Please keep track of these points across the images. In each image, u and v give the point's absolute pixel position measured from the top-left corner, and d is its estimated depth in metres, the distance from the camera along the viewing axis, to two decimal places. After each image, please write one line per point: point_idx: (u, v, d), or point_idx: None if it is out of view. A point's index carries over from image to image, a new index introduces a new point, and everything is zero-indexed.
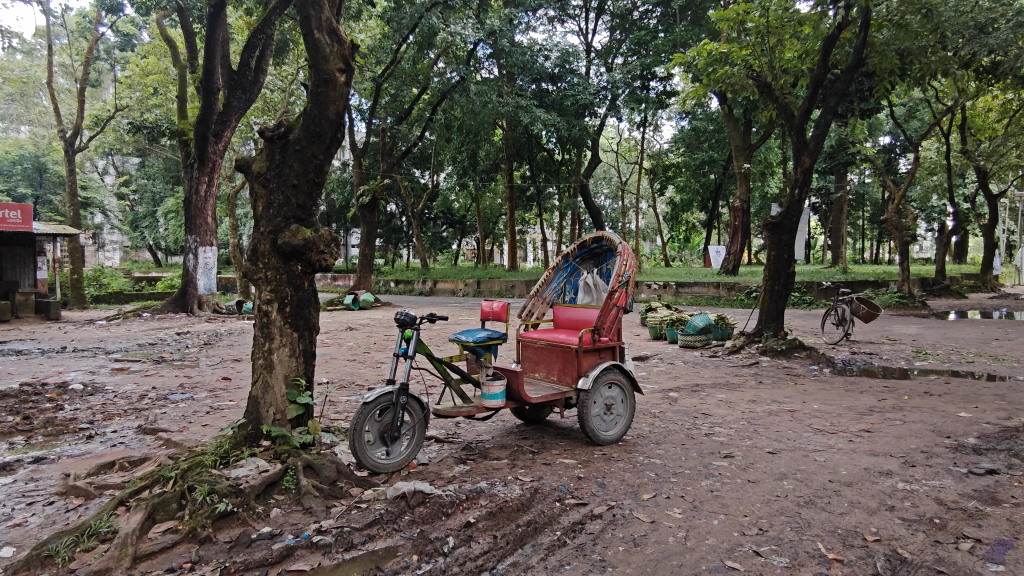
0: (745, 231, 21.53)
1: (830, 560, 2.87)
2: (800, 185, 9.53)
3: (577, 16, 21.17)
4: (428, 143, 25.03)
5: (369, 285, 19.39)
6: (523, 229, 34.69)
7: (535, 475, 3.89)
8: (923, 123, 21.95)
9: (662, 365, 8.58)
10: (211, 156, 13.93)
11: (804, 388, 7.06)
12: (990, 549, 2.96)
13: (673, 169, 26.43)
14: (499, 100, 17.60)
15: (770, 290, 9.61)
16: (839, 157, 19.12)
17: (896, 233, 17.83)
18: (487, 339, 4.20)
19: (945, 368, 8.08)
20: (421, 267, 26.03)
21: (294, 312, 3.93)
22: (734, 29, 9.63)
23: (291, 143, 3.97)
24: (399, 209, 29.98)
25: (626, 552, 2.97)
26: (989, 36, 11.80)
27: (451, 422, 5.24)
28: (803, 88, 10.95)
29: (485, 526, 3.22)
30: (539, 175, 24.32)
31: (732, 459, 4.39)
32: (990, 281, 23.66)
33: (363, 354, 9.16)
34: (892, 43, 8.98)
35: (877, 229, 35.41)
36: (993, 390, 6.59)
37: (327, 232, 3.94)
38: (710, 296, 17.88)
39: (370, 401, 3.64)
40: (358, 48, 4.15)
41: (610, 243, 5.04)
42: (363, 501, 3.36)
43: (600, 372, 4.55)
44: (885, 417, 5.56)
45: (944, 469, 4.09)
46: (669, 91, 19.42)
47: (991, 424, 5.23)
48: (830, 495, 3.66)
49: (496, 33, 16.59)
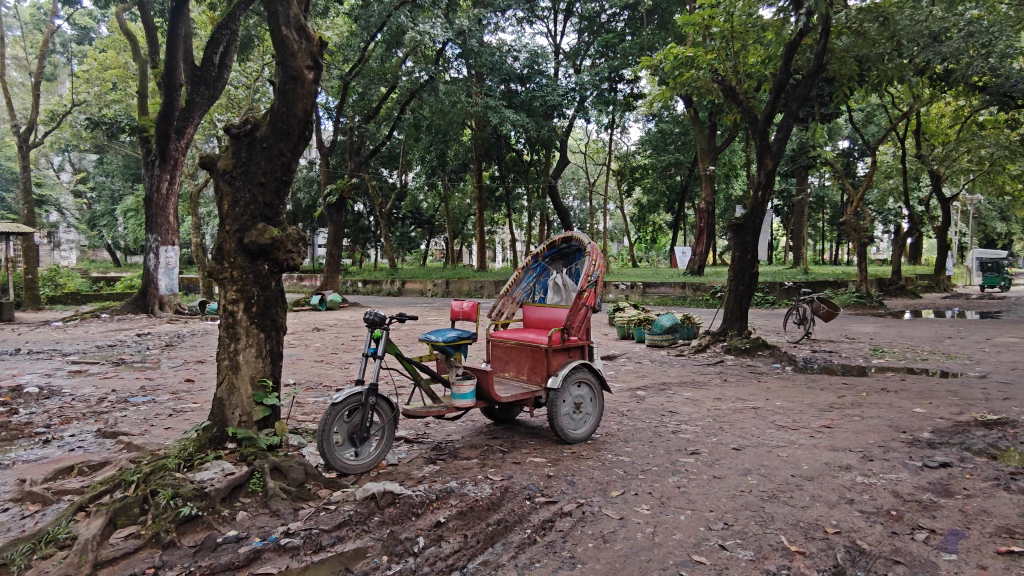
0: (710, 232, 21.78)
1: (792, 553, 2.94)
2: (764, 187, 9.74)
3: (546, 17, 21.24)
4: (396, 142, 24.84)
5: (336, 285, 19.18)
6: (492, 230, 34.74)
7: (505, 475, 3.90)
8: (880, 128, 22.65)
9: (629, 364, 8.66)
10: (172, 154, 13.55)
11: (767, 385, 7.22)
12: (944, 539, 3.07)
13: (640, 171, 26.77)
14: (467, 100, 17.67)
15: (734, 290, 9.76)
16: (800, 160, 19.58)
17: (854, 235, 18.31)
18: (457, 338, 4.19)
19: (901, 366, 8.31)
20: (388, 268, 25.89)
21: (260, 312, 3.88)
22: (699, 34, 9.76)
23: (257, 140, 3.90)
24: (366, 209, 29.74)
25: (595, 549, 3.00)
26: (943, 45, 12.25)
27: (420, 423, 5.22)
28: (768, 91, 11.16)
29: (456, 525, 3.22)
30: (508, 176, 24.44)
31: (697, 455, 4.46)
32: (944, 282, 24.52)
33: (330, 355, 9.05)
34: (850, 49, 9.18)
35: (836, 231, 36.48)
36: (946, 387, 6.82)
37: (295, 232, 3.91)
38: (676, 297, 18.14)
39: (339, 401, 3.60)
40: (327, 44, 4.09)
41: (580, 243, 5.09)
42: (331, 503, 3.33)
43: (569, 372, 4.58)
44: (844, 413, 5.71)
45: (900, 463, 4.22)
46: (637, 93, 19.68)
47: (944, 419, 5.41)
48: (793, 489, 3.74)
49: (464, 33, 16.57)
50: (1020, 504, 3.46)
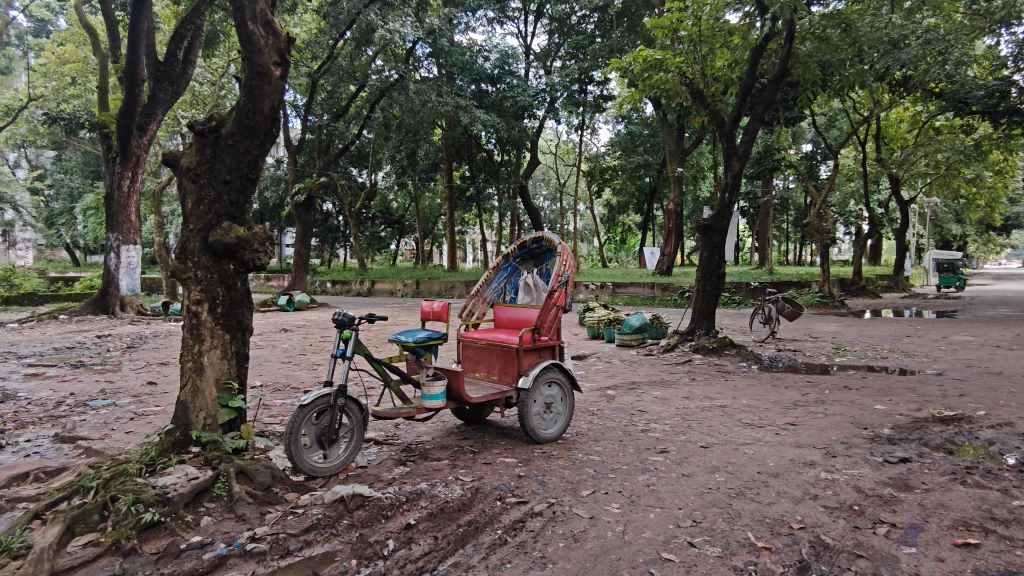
0: (679, 232, 22.03)
1: (759, 549, 2.99)
2: (730, 189, 9.89)
3: (517, 18, 21.25)
4: (366, 141, 24.63)
5: (305, 285, 18.92)
6: (462, 230, 34.66)
7: (476, 475, 3.89)
8: (842, 132, 23.20)
9: (599, 364, 8.72)
10: (134, 151, 13.23)
11: (733, 384, 7.35)
12: (904, 532, 3.16)
13: (610, 173, 26.98)
14: (438, 99, 17.61)
15: (702, 290, 9.89)
16: (765, 163, 19.97)
17: (817, 236, 18.73)
18: (428, 339, 4.17)
19: (862, 364, 8.54)
20: (357, 268, 25.65)
21: (226, 313, 3.81)
22: (667, 37, 9.87)
23: (223, 137, 3.82)
24: (335, 208, 29.43)
25: (566, 548, 3.01)
26: (901, 52, 12.63)
27: (390, 425, 5.18)
28: (734, 95, 11.32)
29: (426, 527, 3.20)
30: (478, 176, 24.41)
31: (667, 454, 4.51)
32: (902, 282, 25.25)
33: (298, 357, 8.92)
34: (814, 54, 9.38)
35: (799, 233, 37.29)
36: (905, 384, 7.02)
37: (262, 231, 3.85)
38: (645, 296, 18.35)
39: (307, 403, 3.55)
40: (295, 41, 4.03)
41: (550, 244, 5.12)
42: (299, 507, 3.28)
43: (540, 372, 4.59)
44: (808, 411, 5.83)
45: (862, 459, 4.33)
46: (606, 95, 19.83)
47: (904, 415, 5.57)
48: (759, 486, 3.81)
49: (434, 32, 16.53)
50: (975, 498, 3.58)
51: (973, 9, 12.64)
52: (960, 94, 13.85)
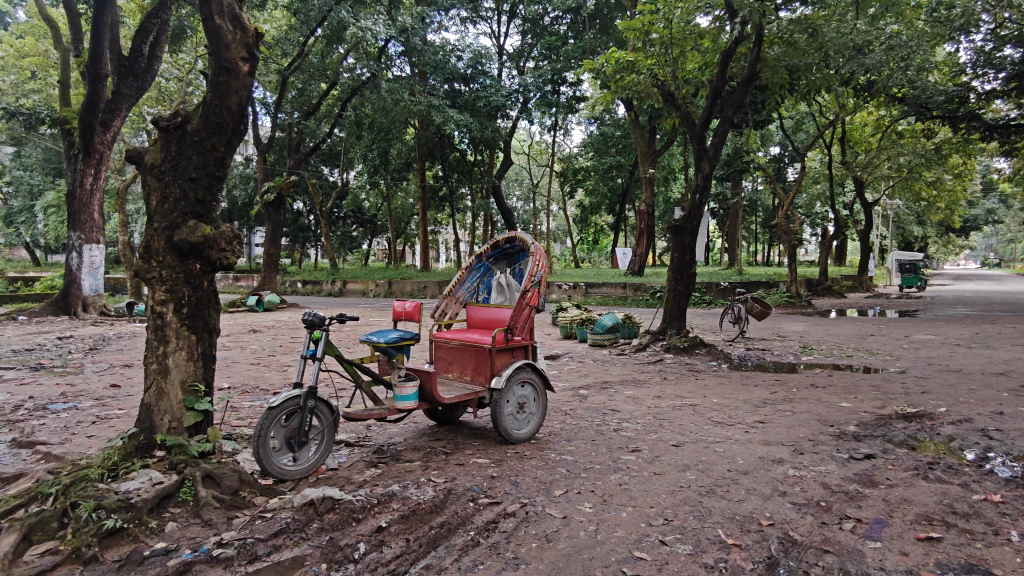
0: (650, 233, 22.23)
1: (729, 546, 3.03)
2: (701, 190, 10.00)
3: (490, 18, 21.21)
4: (337, 140, 24.39)
5: (274, 285, 18.64)
6: (435, 230, 34.54)
7: (448, 477, 3.87)
8: (808, 135, 23.66)
9: (572, 364, 8.75)
10: (97, 147, 12.87)
11: (704, 383, 7.43)
12: (869, 527, 3.23)
13: (582, 173, 27.12)
14: (411, 98, 17.48)
15: (673, 290, 9.99)
16: (735, 165, 20.28)
17: (785, 237, 19.07)
18: (400, 340, 4.13)
19: (828, 363, 8.72)
20: (329, 268, 25.38)
21: (192, 314, 3.73)
22: (639, 39, 9.94)
23: (188, 134, 3.75)
24: (306, 208, 29.08)
25: (539, 548, 3.01)
26: (866, 57, 12.94)
27: (361, 426, 5.12)
28: (704, 97, 11.44)
29: (398, 530, 3.17)
30: (451, 176, 24.34)
31: (639, 453, 4.54)
32: (866, 282, 25.86)
33: (268, 357, 8.79)
34: (782, 59, 9.54)
35: (767, 233, 37.96)
36: (869, 382, 7.18)
37: (229, 230, 3.79)
38: (617, 296, 18.49)
39: (276, 405, 3.50)
40: (263, 36, 3.96)
41: (523, 244, 5.12)
42: (268, 511, 3.23)
43: (513, 371, 4.58)
44: (776, 409, 5.93)
45: (829, 455, 4.42)
46: (579, 96, 19.93)
47: (868, 412, 5.70)
48: (729, 484, 3.86)
49: (407, 31, 16.43)
50: (936, 492, 3.68)
51: (934, 17, 13.01)
52: (921, 99, 14.25)
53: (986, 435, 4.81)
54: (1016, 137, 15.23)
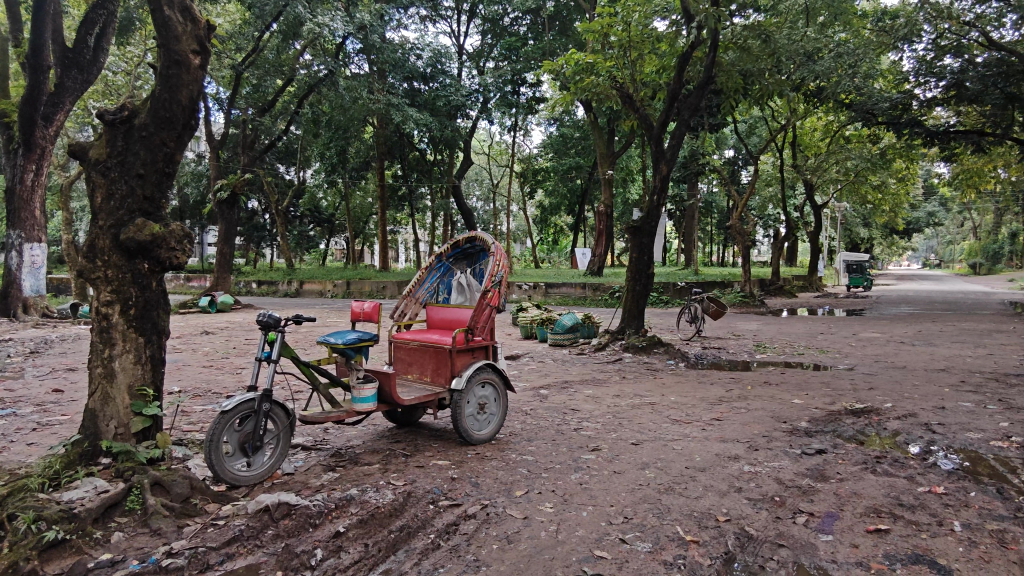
0: (609, 234, 22.44)
1: (687, 542, 3.08)
2: (658, 191, 10.15)
3: (449, 17, 21.14)
4: (294, 138, 23.96)
5: (228, 286, 18.17)
6: (394, 229, 34.25)
7: (408, 479, 3.83)
8: (761, 139, 24.29)
9: (532, 364, 8.78)
10: (39, 142, 12.29)
11: (662, 381, 7.54)
12: (821, 521, 3.32)
13: (542, 174, 27.26)
14: (369, 96, 17.27)
15: (632, 290, 10.10)
16: (691, 167, 20.67)
17: (739, 238, 19.50)
18: (358, 341, 4.07)
19: (781, 361, 8.96)
20: (285, 268, 24.88)
21: (140, 315, 3.60)
22: (598, 41, 10.02)
23: (136, 128, 3.62)
24: (261, 206, 28.49)
25: (499, 550, 3.00)
26: (815, 63, 13.36)
27: (319, 429, 5.03)
28: (662, 100, 11.61)
29: (357, 535, 3.13)
30: (410, 175, 24.16)
31: (599, 451, 4.59)
32: (816, 282, 26.70)
33: (221, 360, 8.56)
34: (736, 63, 9.75)
35: (722, 234, 38.91)
36: (820, 379, 7.41)
37: (179, 228, 3.68)
38: (576, 296, 18.63)
39: (229, 409, 3.40)
40: (216, 29, 3.85)
41: (484, 244, 5.10)
42: (220, 518, 3.15)
43: (473, 372, 4.56)
44: (732, 406, 6.06)
45: (782, 451, 4.53)
46: (539, 97, 20.03)
47: (819, 408, 5.88)
48: (687, 480, 3.92)
49: (366, 28, 16.25)
50: (884, 485, 3.81)
51: (879, 27, 13.49)
52: (867, 105, 14.79)
53: (929, 429, 5.01)
54: (954, 144, 15.93)
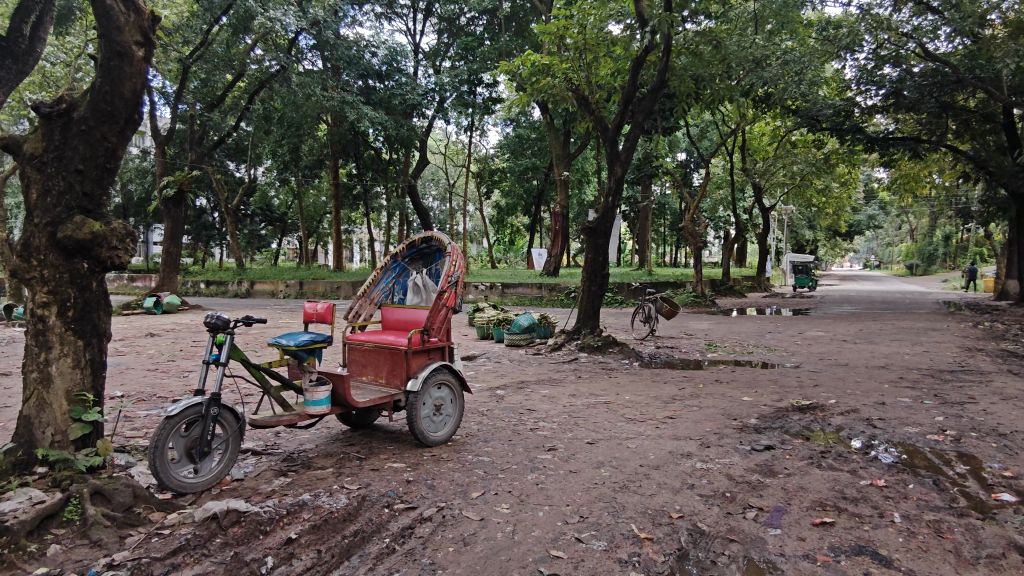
0: (565, 234, 22.59)
1: (641, 539, 3.13)
2: (613, 193, 10.28)
3: (405, 15, 20.94)
4: (244, 134, 23.37)
5: (174, 286, 17.57)
6: (348, 229, 33.78)
7: (363, 483, 3.78)
8: (712, 142, 24.89)
9: (488, 364, 8.76)
10: None
11: (616, 380, 7.64)
12: (770, 515, 3.41)
13: (499, 174, 27.32)
14: (323, 93, 17.01)
15: (587, 290, 10.20)
16: (645, 169, 21.01)
17: (692, 240, 19.90)
18: (311, 342, 4.00)
19: (731, 359, 9.18)
20: (235, 268, 24.24)
21: (79, 317, 3.45)
22: (554, 43, 10.06)
23: (74, 122, 3.47)
24: (210, 204, 27.73)
25: (456, 552, 2.99)
26: (764, 70, 13.75)
27: (270, 433, 4.92)
28: (617, 102, 11.76)
29: (309, 541, 3.07)
30: (365, 173, 23.88)
31: (555, 451, 4.61)
32: (764, 282, 27.52)
33: (166, 363, 8.27)
34: (688, 68, 9.93)
35: (675, 235, 39.72)
36: (767, 376, 7.63)
37: (122, 226, 3.55)
38: (533, 297, 18.72)
39: (174, 413, 3.28)
40: (161, 19, 3.72)
41: (440, 244, 5.07)
42: (165, 527, 3.04)
43: (429, 373, 4.52)
44: (684, 404, 6.18)
45: (732, 448, 4.64)
46: (496, 97, 20.05)
47: (768, 405, 6.05)
48: (641, 479, 3.98)
49: (319, 24, 15.99)
50: (829, 479, 3.95)
51: (823, 36, 13.96)
52: (812, 111, 15.34)
53: (870, 424, 5.22)
54: (893, 151, 16.63)
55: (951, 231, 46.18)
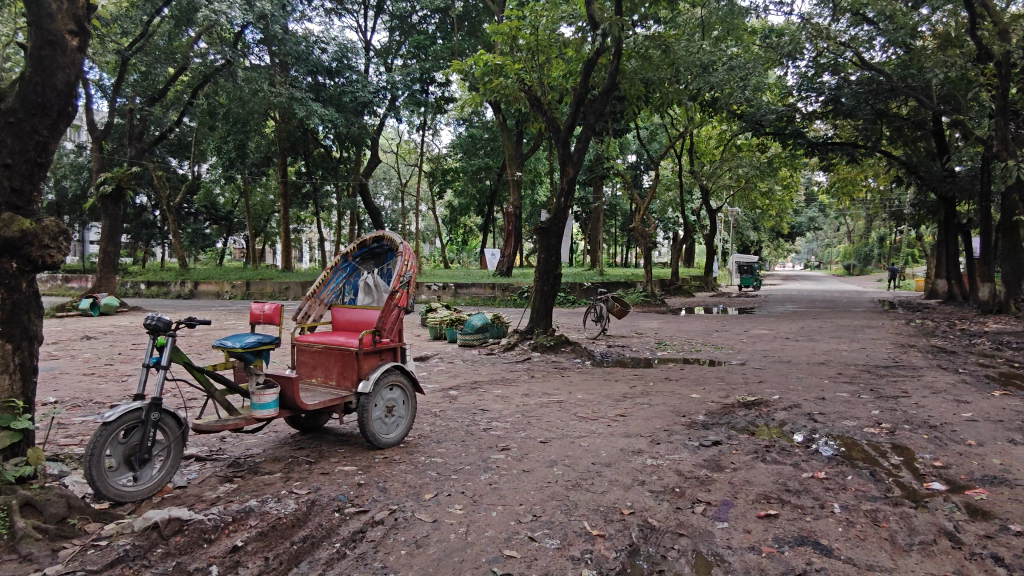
0: (517, 235, 22.63)
1: (593, 536, 3.16)
2: (566, 193, 10.36)
3: (355, 12, 20.59)
4: (187, 130, 22.62)
5: (112, 287, 16.86)
6: (297, 227, 33.10)
7: (312, 487, 3.70)
8: (661, 145, 25.37)
9: (441, 365, 8.72)
10: None
11: (569, 379, 7.70)
12: (717, 509, 3.50)
13: (451, 174, 27.21)
14: (270, 89, 16.66)
15: (540, 290, 10.25)
16: (596, 171, 21.27)
17: (642, 240, 20.22)
18: (258, 344, 3.90)
19: (680, 357, 9.39)
20: (178, 268, 23.41)
21: (6, 320, 3.26)
22: (507, 44, 10.04)
23: (1, 114, 3.30)
24: (151, 201, 26.74)
25: (408, 555, 2.96)
26: (711, 75, 14.18)
27: (215, 438, 4.77)
28: (569, 103, 11.84)
29: (256, 548, 2.99)
30: (315, 172, 23.44)
31: (508, 451, 4.62)
32: (711, 282, 28.21)
33: (104, 368, 7.91)
34: (638, 71, 10.08)
35: (626, 236, 40.39)
36: (715, 373, 7.82)
37: (54, 224, 3.38)
38: (486, 296, 18.71)
39: (111, 420, 3.15)
40: (96, 8, 3.55)
41: (392, 244, 5.01)
42: (102, 538, 2.92)
43: (380, 374, 4.46)
44: (635, 402, 6.28)
45: (682, 444, 4.74)
46: (448, 97, 19.99)
47: (715, 402, 6.20)
48: (593, 476, 4.02)
49: (266, 17, 15.63)
50: (773, 473, 4.08)
51: (767, 43, 14.40)
52: (756, 116, 15.87)
53: (811, 419, 5.41)
54: (832, 155, 17.31)
55: (885, 233, 48.27)
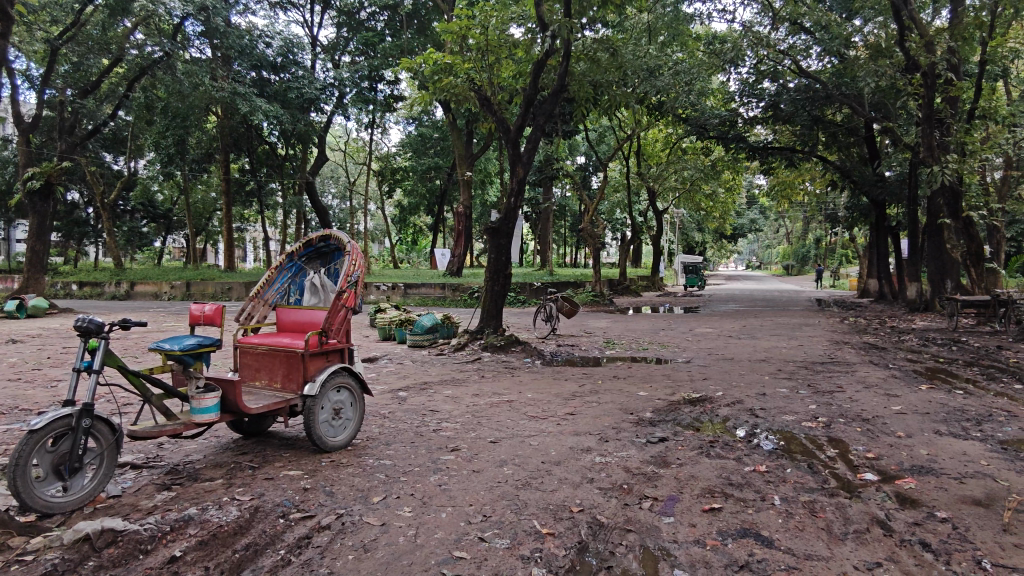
0: (467, 234, 22.53)
1: (543, 535, 3.18)
2: (515, 193, 10.38)
3: (300, 6, 20.09)
4: (122, 124, 21.68)
5: (41, 288, 16.00)
6: (240, 225, 32.16)
7: (256, 493, 3.60)
8: (609, 147, 25.77)
9: (391, 365, 8.63)
10: None
11: (519, 379, 7.72)
12: (664, 504, 3.57)
13: (400, 173, 26.94)
14: (212, 83, 16.12)
15: (490, 290, 10.24)
16: (546, 171, 21.43)
17: (591, 241, 20.46)
18: (197, 346, 3.76)
19: (627, 355, 9.54)
20: (112, 268, 22.40)
21: None
22: (456, 43, 9.97)
23: None
24: (83, 198, 25.51)
25: (355, 560, 2.90)
26: (657, 80, 14.52)
27: (152, 445, 4.58)
28: (518, 104, 11.87)
29: (195, 558, 2.88)
30: (259, 169, 22.82)
31: (458, 451, 4.60)
32: (658, 282, 28.80)
33: (30, 373, 7.49)
34: (586, 74, 10.19)
35: (575, 236, 40.86)
36: (661, 371, 7.99)
37: None
38: (436, 297, 18.59)
39: (38, 428, 2.99)
40: None
41: (339, 243, 4.93)
42: (27, 553, 2.77)
43: (328, 376, 4.37)
44: (584, 401, 6.35)
45: (629, 441, 4.82)
46: (397, 95, 19.79)
47: (661, 399, 6.33)
48: (543, 475, 4.04)
49: (207, 10, 15.13)
50: (717, 467, 4.18)
51: (710, 49, 14.81)
52: (700, 121, 16.30)
53: (753, 414, 5.58)
54: (772, 159, 17.91)
55: (821, 235, 50.29)
